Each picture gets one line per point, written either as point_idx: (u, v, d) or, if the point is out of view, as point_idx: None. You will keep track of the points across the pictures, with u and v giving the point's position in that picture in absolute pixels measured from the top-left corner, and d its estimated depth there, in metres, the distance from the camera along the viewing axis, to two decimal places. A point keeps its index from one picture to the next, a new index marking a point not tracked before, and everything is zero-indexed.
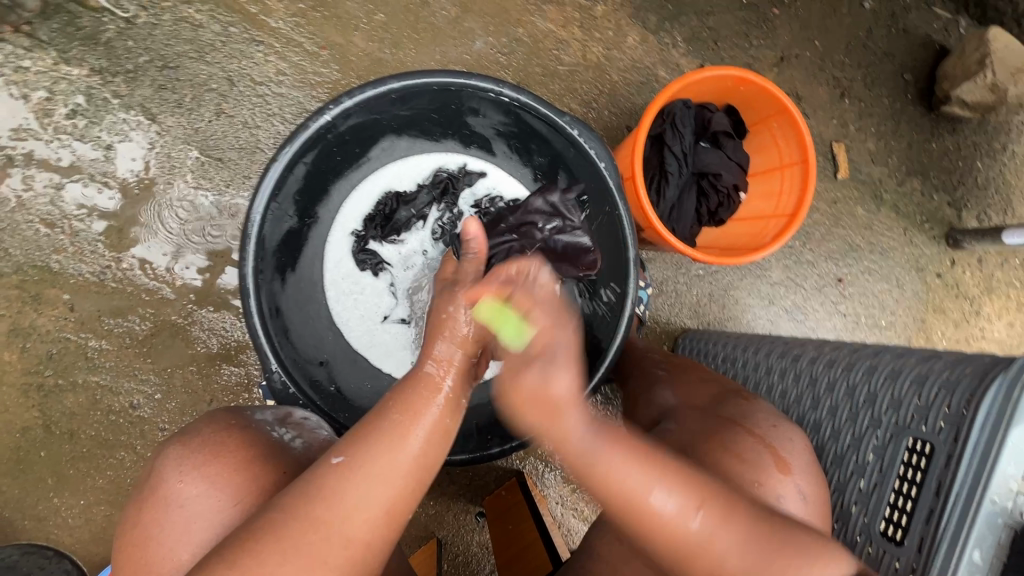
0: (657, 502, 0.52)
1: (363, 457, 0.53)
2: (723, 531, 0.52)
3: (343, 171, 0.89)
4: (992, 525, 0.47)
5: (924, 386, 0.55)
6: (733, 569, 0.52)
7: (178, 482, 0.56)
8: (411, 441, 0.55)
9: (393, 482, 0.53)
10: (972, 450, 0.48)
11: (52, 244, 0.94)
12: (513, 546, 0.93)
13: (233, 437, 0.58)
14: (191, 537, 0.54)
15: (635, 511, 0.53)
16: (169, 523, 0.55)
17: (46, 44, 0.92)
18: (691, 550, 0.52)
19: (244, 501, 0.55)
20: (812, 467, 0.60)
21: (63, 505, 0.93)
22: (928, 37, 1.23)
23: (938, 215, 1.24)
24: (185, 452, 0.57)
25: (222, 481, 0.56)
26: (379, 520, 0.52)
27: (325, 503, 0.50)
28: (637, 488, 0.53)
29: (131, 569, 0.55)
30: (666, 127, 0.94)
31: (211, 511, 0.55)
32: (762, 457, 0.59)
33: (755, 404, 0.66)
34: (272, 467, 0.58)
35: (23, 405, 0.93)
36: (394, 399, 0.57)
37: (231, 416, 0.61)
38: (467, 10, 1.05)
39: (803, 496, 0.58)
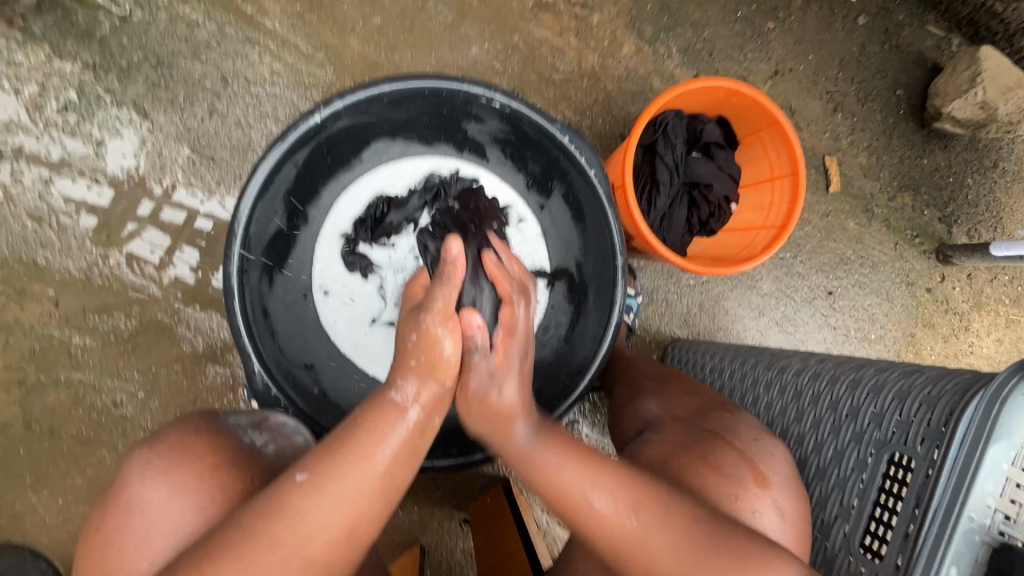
0: (590, 501, 0.55)
1: (327, 474, 0.51)
2: (653, 530, 0.53)
3: (335, 172, 0.90)
4: (970, 542, 0.46)
5: (906, 401, 0.55)
6: (672, 570, 0.52)
7: (142, 486, 0.55)
8: (376, 459, 0.53)
9: (355, 501, 0.51)
10: (950, 465, 0.48)
11: (39, 239, 0.93)
12: (495, 554, 0.92)
13: (198, 442, 0.58)
14: (152, 544, 0.53)
15: (578, 510, 0.55)
16: (130, 528, 0.54)
17: (40, 38, 0.92)
18: (624, 554, 0.54)
19: (206, 509, 0.54)
20: (789, 482, 0.60)
21: (41, 503, 0.92)
22: (920, 54, 1.24)
23: (929, 230, 1.25)
24: (151, 456, 0.56)
25: (186, 492, 0.55)
26: (340, 538, 0.50)
27: (286, 523, 0.49)
28: (582, 488, 0.55)
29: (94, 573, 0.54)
30: (657, 136, 0.94)
31: (170, 518, 0.54)
32: (742, 470, 0.59)
33: (738, 417, 0.66)
34: (229, 473, 0.56)
35: (5, 400, 0.92)
36: (363, 417, 0.55)
37: (203, 420, 0.60)
38: (463, 15, 1.05)
39: (781, 512, 0.58)
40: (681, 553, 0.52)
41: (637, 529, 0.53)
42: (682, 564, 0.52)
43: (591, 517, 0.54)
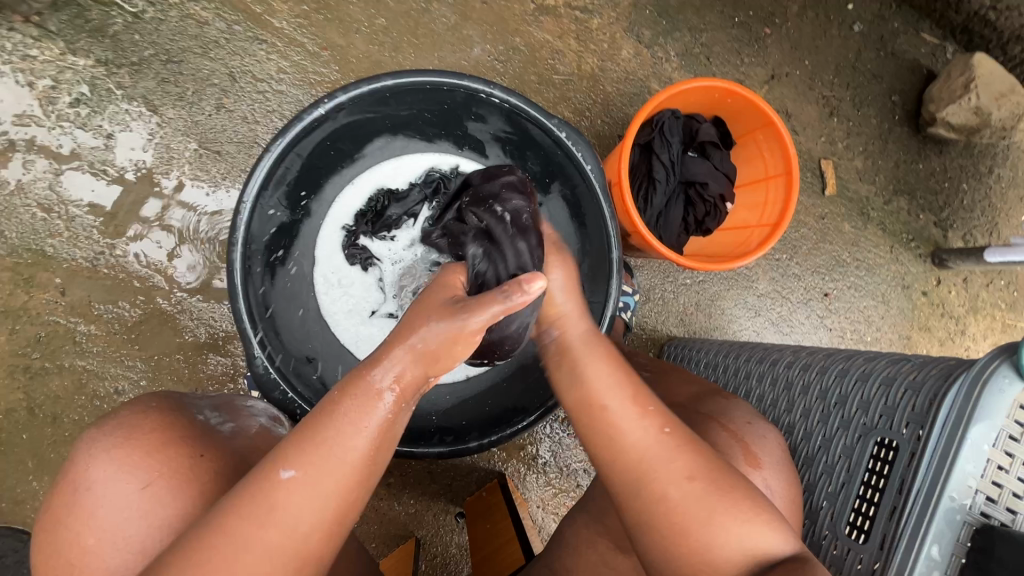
0: (618, 412, 0.56)
1: (308, 464, 0.49)
2: (667, 461, 0.54)
3: (337, 167, 0.92)
4: (951, 522, 0.47)
5: (892, 387, 0.56)
6: (679, 501, 0.52)
7: (88, 465, 0.54)
8: (358, 444, 0.50)
9: (338, 491, 0.50)
10: (934, 447, 0.49)
11: (47, 228, 0.95)
12: (488, 545, 0.92)
13: (147, 420, 0.57)
14: (100, 521, 0.53)
15: (606, 412, 0.56)
16: (78, 505, 0.53)
17: (54, 34, 0.95)
18: (643, 465, 0.54)
19: (153, 485, 0.54)
20: (781, 462, 0.61)
21: (42, 489, 0.93)
22: (915, 61, 1.26)
23: (924, 234, 1.26)
24: (98, 435, 0.55)
25: (140, 474, 0.54)
26: (326, 527, 0.50)
27: (272, 520, 0.48)
28: (614, 395, 0.56)
29: (47, 551, 0.54)
30: (654, 135, 0.96)
31: (122, 498, 0.53)
32: (730, 454, 0.59)
33: (733, 402, 0.66)
34: (183, 454, 0.56)
35: (9, 386, 0.94)
36: (343, 398, 0.51)
37: (152, 400, 0.59)
38: (466, 18, 1.08)
39: (770, 492, 0.58)
40: (692, 493, 0.53)
41: (655, 451, 0.54)
42: (681, 511, 0.52)
43: (614, 421, 0.56)
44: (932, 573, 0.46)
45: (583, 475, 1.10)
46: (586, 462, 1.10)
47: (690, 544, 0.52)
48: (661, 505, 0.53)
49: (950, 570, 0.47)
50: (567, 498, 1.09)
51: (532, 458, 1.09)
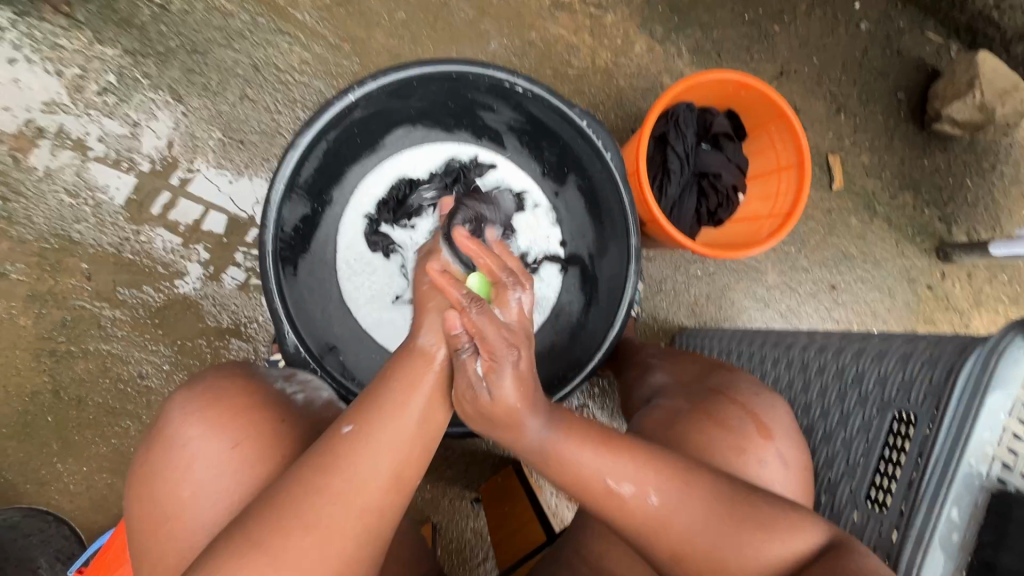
0: (614, 485, 0.53)
1: (373, 424, 0.54)
2: (680, 511, 0.52)
3: (359, 156, 0.94)
4: (969, 487, 0.49)
5: (908, 362, 0.57)
6: (694, 531, 0.52)
7: (181, 424, 0.56)
8: (411, 412, 0.55)
9: (396, 453, 0.54)
10: (952, 416, 0.51)
11: (74, 214, 0.96)
12: (507, 527, 0.95)
13: (234, 383, 0.59)
14: (193, 477, 0.55)
15: (607, 502, 0.53)
16: (173, 462, 0.56)
17: (83, 24, 0.97)
18: (655, 526, 0.52)
19: (237, 448, 0.56)
20: (790, 433, 0.64)
21: (66, 471, 0.95)
22: (920, 59, 1.29)
23: (929, 229, 1.29)
24: (189, 397, 0.58)
25: (224, 435, 0.56)
26: (388, 486, 0.53)
27: (339, 476, 0.51)
28: (603, 471, 0.53)
29: (138, 506, 0.56)
30: (669, 127, 0.98)
31: (209, 457, 0.55)
32: (743, 426, 0.62)
33: (737, 374, 0.70)
34: (265, 421, 0.58)
35: (35, 369, 0.95)
36: (393, 370, 0.57)
37: (236, 368, 0.62)
38: (484, 13, 1.10)
39: (784, 461, 0.61)
40: (709, 525, 0.52)
41: (663, 512, 0.52)
42: (708, 542, 0.51)
43: (615, 502, 0.53)
44: (951, 535, 0.49)
45: None
46: None
47: (722, 556, 0.52)
48: (683, 547, 0.52)
49: (968, 533, 0.49)
50: None
51: None
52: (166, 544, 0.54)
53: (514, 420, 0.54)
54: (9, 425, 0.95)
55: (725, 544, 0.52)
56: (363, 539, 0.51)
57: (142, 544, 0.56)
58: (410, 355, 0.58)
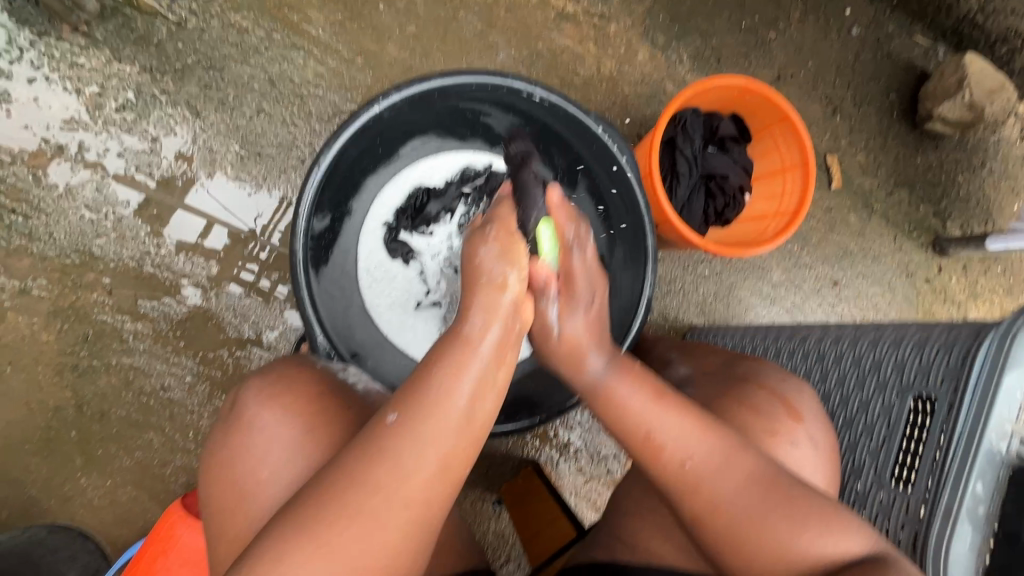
0: (658, 438, 0.60)
1: (418, 415, 0.53)
2: (719, 473, 0.58)
3: (378, 166, 0.96)
4: (992, 462, 0.51)
5: (925, 348, 0.60)
6: (729, 510, 0.57)
7: (259, 409, 0.59)
8: (458, 396, 0.55)
9: (442, 443, 0.53)
10: (972, 395, 0.53)
11: (95, 229, 0.98)
12: (533, 525, 0.96)
13: (305, 371, 0.63)
14: (272, 459, 0.57)
15: (648, 448, 0.60)
16: (250, 445, 0.57)
17: (101, 43, 0.99)
18: (690, 486, 0.58)
19: (312, 427, 0.58)
20: (820, 419, 0.67)
21: (90, 485, 0.96)
22: (910, 62, 1.34)
23: (925, 225, 1.33)
24: (264, 384, 0.61)
25: (302, 419, 0.58)
26: (434, 479, 0.52)
27: (384, 467, 0.51)
28: (656, 424, 0.60)
29: (218, 487, 0.57)
30: (677, 131, 1.01)
31: (289, 439, 0.58)
32: (776, 409, 0.65)
33: (763, 363, 0.72)
34: (337, 407, 0.61)
35: (57, 384, 0.96)
36: (439, 355, 0.57)
37: (303, 360, 0.66)
38: (492, 24, 1.13)
39: (813, 442, 0.65)
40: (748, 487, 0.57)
41: (698, 471, 0.58)
42: (739, 507, 0.56)
43: (658, 453, 0.60)
44: (978, 508, 0.51)
45: (614, 461, 1.14)
46: (616, 449, 1.14)
47: (750, 523, 0.56)
48: (717, 513, 0.57)
49: (993, 506, 0.51)
50: (599, 483, 1.13)
51: (564, 445, 1.12)
52: (247, 522, 0.55)
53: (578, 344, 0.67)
54: (32, 442, 0.95)
55: (760, 511, 0.56)
56: (410, 530, 0.51)
57: (221, 522, 0.57)
58: (479, 276, 0.61)
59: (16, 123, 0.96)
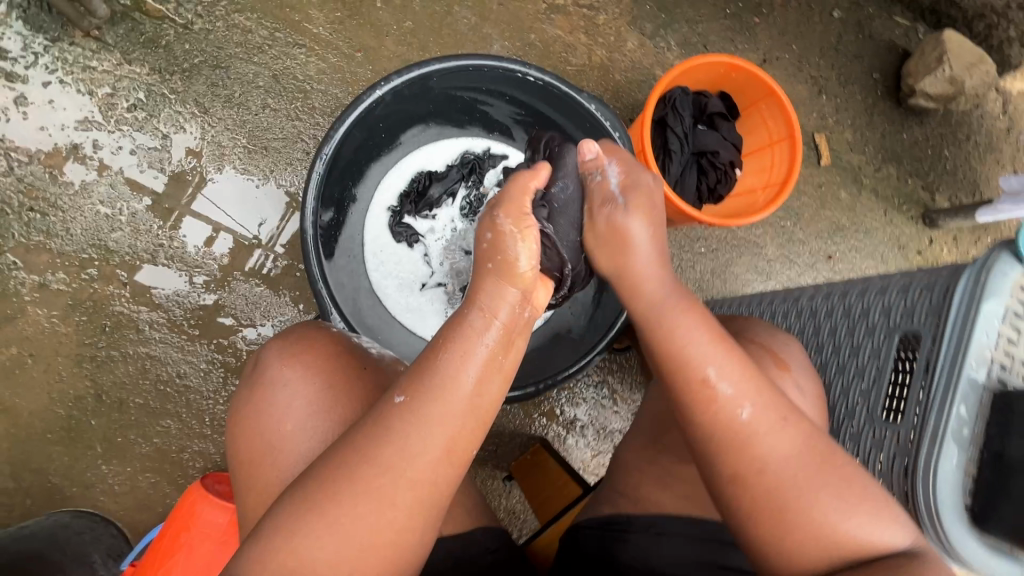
0: (716, 380, 0.59)
1: (424, 397, 0.55)
2: (768, 434, 0.57)
3: (381, 153, 1.00)
4: (974, 386, 0.54)
5: (909, 290, 0.63)
6: (774, 475, 0.56)
7: (280, 366, 0.63)
8: (464, 378, 0.56)
9: (449, 424, 0.55)
10: (953, 327, 0.56)
11: (110, 224, 1.01)
12: (543, 493, 0.99)
13: (321, 335, 0.67)
14: (292, 412, 0.61)
15: (704, 390, 0.59)
16: (273, 400, 0.61)
17: (112, 46, 1.03)
18: (739, 441, 0.57)
19: (329, 385, 0.62)
20: (805, 369, 0.69)
21: (111, 472, 0.98)
22: (891, 42, 1.38)
23: (914, 198, 1.37)
24: (285, 345, 0.64)
25: (321, 376, 0.63)
26: (440, 458, 0.55)
27: (391, 448, 0.53)
28: (715, 368, 0.59)
29: (243, 440, 0.61)
30: (668, 110, 1.05)
31: (308, 393, 0.62)
32: (766, 358, 0.66)
33: (752, 321, 0.73)
34: (353, 367, 0.65)
35: (77, 374, 0.99)
36: (445, 340, 0.57)
37: (320, 326, 0.69)
38: (485, 18, 1.17)
39: (801, 390, 0.66)
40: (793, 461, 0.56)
41: (750, 426, 0.57)
42: (778, 478, 0.56)
43: (716, 396, 0.58)
44: (963, 430, 0.54)
45: (620, 435, 1.16)
46: (621, 424, 1.16)
47: (782, 494, 0.55)
48: (759, 473, 0.56)
49: (976, 428, 0.55)
50: (606, 458, 1.15)
51: (571, 422, 1.15)
52: (272, 472, 0.59)
53: (637, 280, 0.67)
54: (53, 431, 0.98)
55: (802, 486, 0.56)
56: (419, 507, 0.54)
57: (247, 472, 0.61)
58: (494, 256, 0.60)
59: (33, 124, 1.00)
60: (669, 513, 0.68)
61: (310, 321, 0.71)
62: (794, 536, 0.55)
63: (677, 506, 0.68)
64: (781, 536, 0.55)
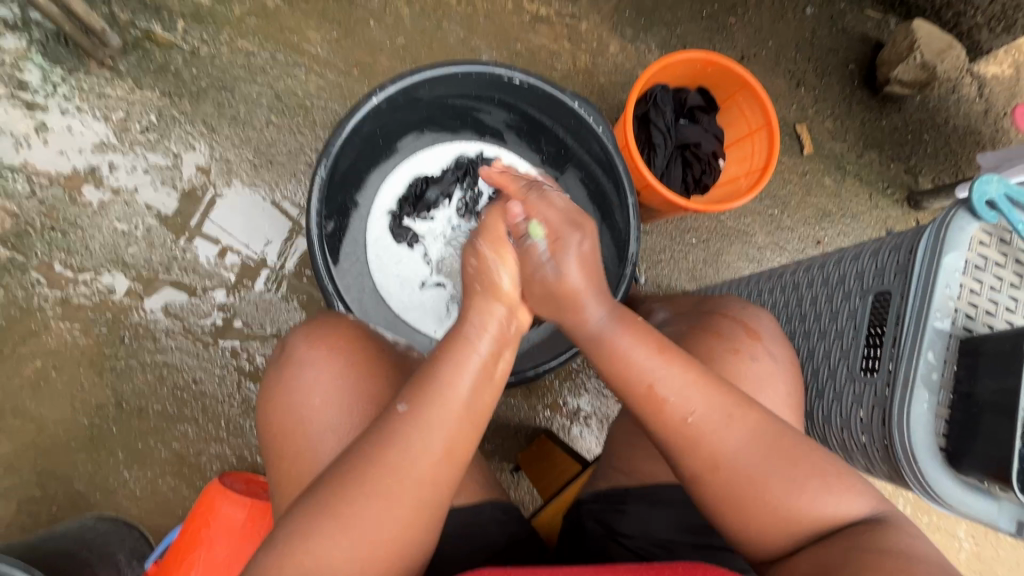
0: (660, 392, 0.63)
1: (426, 404, 0.59)
2: (718, 434, 0.61)
3: (379, 159, 1.05)
4: (940, 332, 0.60)
5: (878, 253, 0.68)
6: (729, 471, 0.61)
7: (303, 349, 0.67)
8: (461, 386, 0.61)
9: (447, 426, 0.59)
10: (917, 280, 0.61)
11: (126, 240, 1.07)
12: (546, 477, 1.03)
13: (339, 321, 0.71)
14: (320, 388, 0.65)
15: (653, 401, 0.63)
16: (299, 380, 0.65)
17: (125, 74, 1.10)
18: (697, 445, 0.62)
19: (352, 364, 0.67)
20: (776, 336, 0.74)
21: (132, 477, 1.02)
22: (864, 34, 1.44)
23: (897, 181, 1.41)
24: (307, 329, 0.69)
25: (344, 356, 0.67)
26: (440, 460, 0.59)
27: (395, 451, 0.57)
28: (662, 379, 0.63)
29: (274, 416, 0.65)
30: (649, 106, 1.10)
31: (331, 372, 0.66)
32: (736, 331, 0.72)
33: (722, 298, 0.79)
34: (372, 350, 0.69)
35: (98, 384, 1.03)
36: (443, 354, 0.63)
37: (336, 315, 0.74)
38: (473, 31, 1.24)
39: (770, 355, 0.72)
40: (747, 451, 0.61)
41: (695, 429, 0.61)
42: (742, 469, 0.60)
43: (665, 405, 0.62)
44: (931, 374, 0.60)
45: None
46: None
47: (745, 480, 0.60)
48: (720, 472, 0.61)
49: (945, 371, 0.60)
50: None
51: (574, 412, 1.18)
52: (303, 445, 0.63)
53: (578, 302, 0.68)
54: (77, 439, 1.02)
55: (763, 478, 0.60)
56: (423, 504, 0.57)
57: (279, 446, 0.64)
58: (476, 283, 0.68)
59: (53, 149, 1.06)
60: (661, 483, 0.71)
61: (319, 313, 0.73)
62: (761, 521, 0.60)
63: (669, 476, 0.72)
64: (747, 522, 0.60)
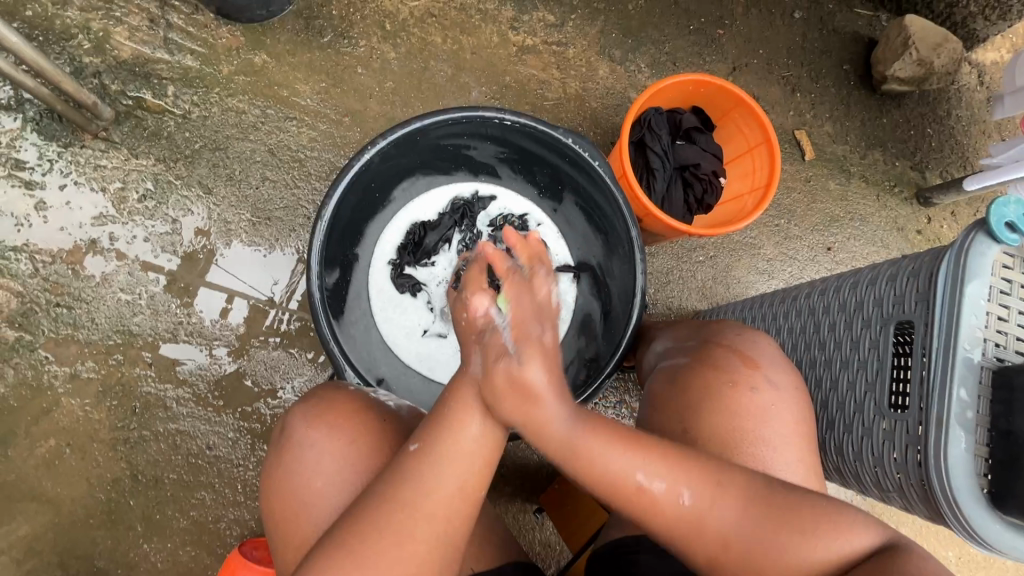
0: (646, 486, 0.59)
1: (436, 441, 0.59)
2: (711, 511, 0.58)
3: (376, 209, 1.04)
4: (971, 367, 0.60)
5: (896, 280, 0.67)
6: (735, 540, 0.58)
7: (302, 426, 0.66)
8: (470, 424, 0.60)
9: (460, 463, 0.58)
10: (941, 312, 0.61)
11: (132, 309, 1.07)
12: (572, 522, 0.99)
13: (339, 393, 0.70)
14: (320, 466, 0.64)
15: (633, 498, 0.59)
16: (299, 460, 0.64)
17: (119, 144, 1.10)
18: (696, 530, 0.59)
19: (351, 436, 0.65)
20: (778, 362, 0.71)
21: (153, 549, 1.02)
22: (856, 33, 1.41)
23: (905, 179, 1.38)
24: (305, 406, 0.68)
25: (344, 429, 0.66)
26: (453, 496, 0.57)
27: (407, 489, 0.56)
28: (642, 474, 0.59)
29: (276, 500, 0.64)
30: (645, 132, 1.09)
31: (332, 447, 0.64)
32: (734, 361, 0.70)
33: (723, 325, 0.77)
34: (375, 417, 0.68)
35: (113, 457, 1.03)
36: (450, 396, 0.62)
37: (335, 384, 0.73)
38: (460, 68, 1.23)
39: (775, 385, 0.69)
40: (741, 522, 0.58)
41: (695, 513, 0.58)
42: (742, 538, 0.58)
43: (655, 501, 0.59)
44: (966, 411, 0.60)
45: None
46: None
47: (753, 551, 0.58)
48: (726, 545, 0.58)
49: (980, 406, 0.60)
50: None
51: None
52: (306, 524, 0.62)
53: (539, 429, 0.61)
54: (94, 515, 1.01)
55: (766, 543, 0.58)
56: (436, 545, 0.55)
57: (283, 528, 0.63)
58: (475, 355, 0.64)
59: (53, 226, 1.06)
60: None
61: (323, 384, 0.73)
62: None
63: None
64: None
